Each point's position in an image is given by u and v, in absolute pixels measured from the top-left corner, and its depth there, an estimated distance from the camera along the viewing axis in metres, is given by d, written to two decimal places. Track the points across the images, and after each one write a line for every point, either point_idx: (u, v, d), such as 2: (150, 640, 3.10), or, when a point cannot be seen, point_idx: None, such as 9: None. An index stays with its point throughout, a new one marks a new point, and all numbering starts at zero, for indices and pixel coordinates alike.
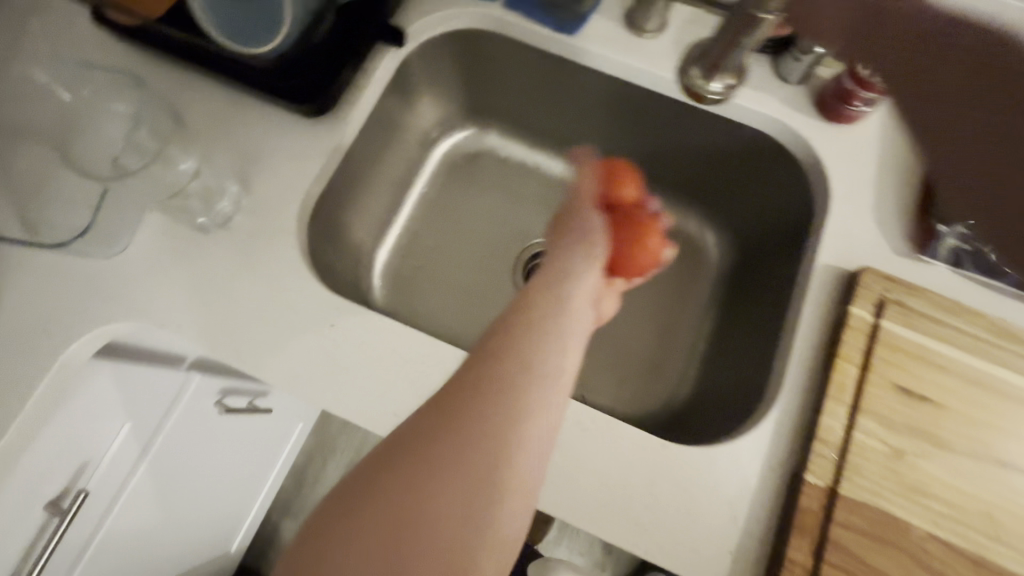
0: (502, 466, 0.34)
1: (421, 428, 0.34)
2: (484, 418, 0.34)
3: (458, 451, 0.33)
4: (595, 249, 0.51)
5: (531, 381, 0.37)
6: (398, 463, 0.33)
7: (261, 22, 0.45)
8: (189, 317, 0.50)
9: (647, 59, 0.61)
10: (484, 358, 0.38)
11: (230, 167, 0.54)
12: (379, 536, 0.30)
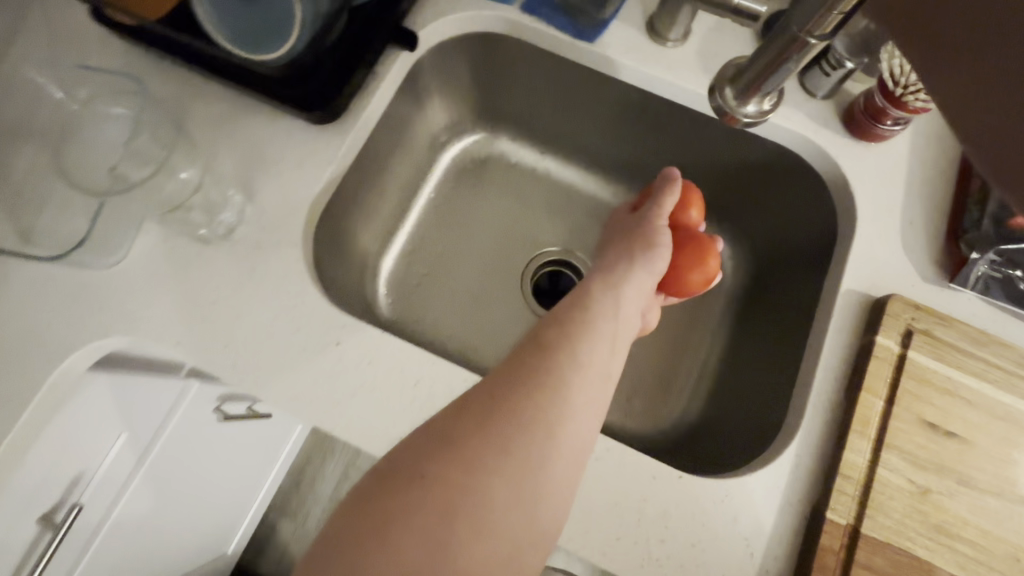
0: (528, 476, 0.34)
1: (454, 428, 0.35)
2: (523, 410, 0.36)
3: (496, 437, 0.34)
4: (657, 261, 0.48)
5: (568, 396, 0.37)
6: (440, 446, 0.34)
7: (272, 27, 0.42)
8: (189, 331, 0.48)
9: (669, 68, 0.58)
10: (524, 367, 0.38)
11: (234, 175, 0.51)
12: (402, 533, 0.31)
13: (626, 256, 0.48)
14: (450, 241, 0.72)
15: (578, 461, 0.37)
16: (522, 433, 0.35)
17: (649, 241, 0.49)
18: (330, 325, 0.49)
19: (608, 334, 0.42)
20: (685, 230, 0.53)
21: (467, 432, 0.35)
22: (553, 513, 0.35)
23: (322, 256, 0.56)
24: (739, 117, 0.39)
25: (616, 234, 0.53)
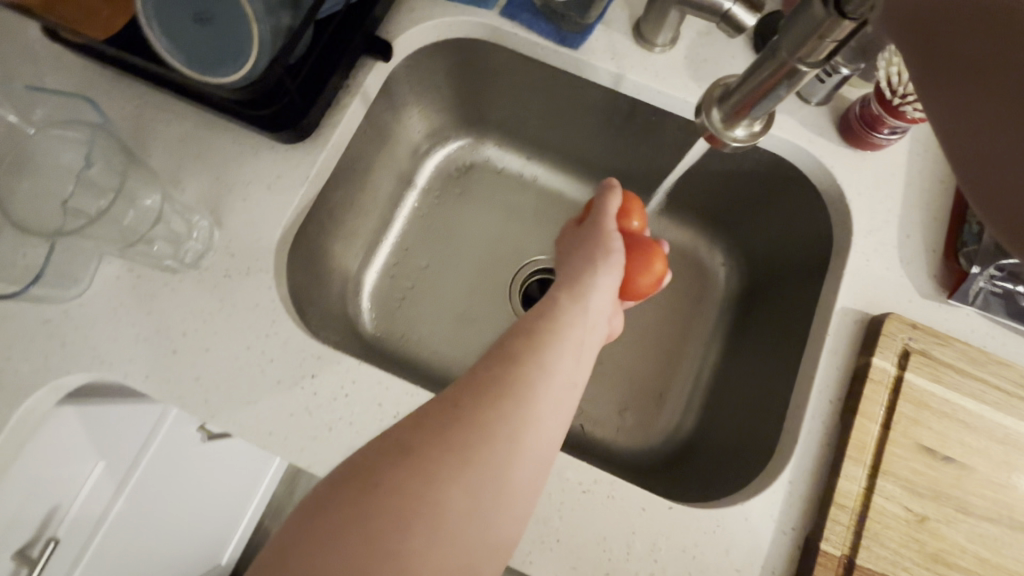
0: (486, 488, 0.31)
1: (414, 435, 0.32)
2: (487, 417, 0.33)
3: (455, 446, 0.31)
4: (614, 264, 0.45)
5: (534, 405, 0.35)
6: (394, 458, 0.31)
7: (230, 49, 0.40)
8: (156, 366, 0.46)
9: (657, 74, 0.56)
10: (488, 375, 0.35)
11: (201, 199, 0.50)
12: (352, 545, 0.27)
13: (579, 262, 0.45)
14: (434, 252, 0.70)
15: (539, 476, 0.34)
16: (486, 444, 0.32)
17: (602, 247, 0.46)
18: (305, 355, 0.47)
19: (575, 341, 0.39)
20: (627, 237, 0.49)
21: (427, 440, 0.31)
22: (510, 531, 0.32)
23: (297, 279, 0.53)
24: (727, 139, 0.37)
25: (566, 243, 0.49)
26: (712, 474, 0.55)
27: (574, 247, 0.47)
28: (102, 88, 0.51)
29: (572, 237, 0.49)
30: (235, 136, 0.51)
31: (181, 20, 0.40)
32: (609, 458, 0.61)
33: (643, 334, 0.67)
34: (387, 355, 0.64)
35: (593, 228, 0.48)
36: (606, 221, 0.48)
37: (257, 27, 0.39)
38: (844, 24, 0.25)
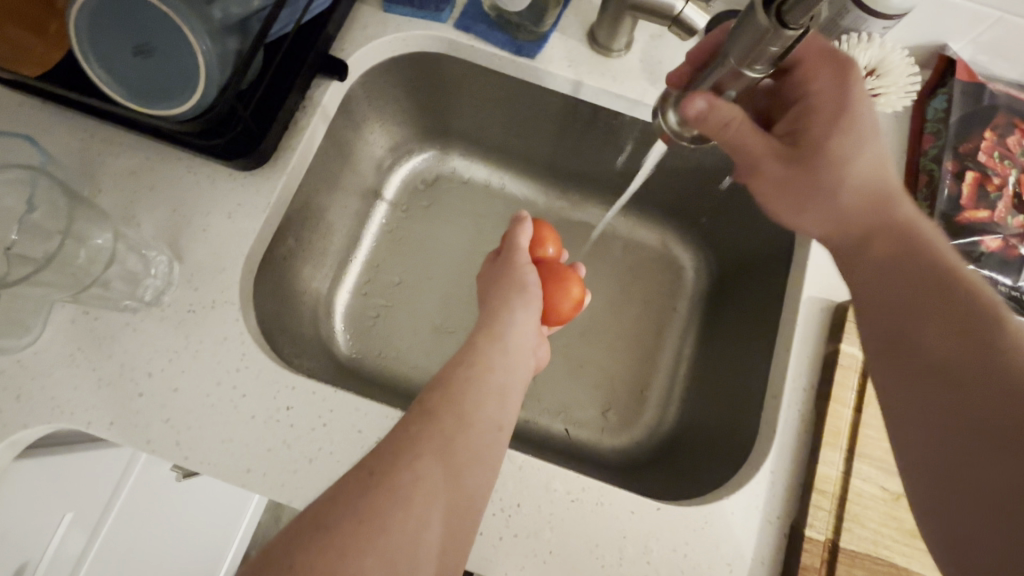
0: (412, 552, 0.32)
1: (334, 502, 0.32)
2: (408, 477, 0.34)
3: (371, 510, 0.32)
4: (530, 301, 0.49)
5: (454, 455, 0.36)
6: (304, 540, 0.30)
7: (176, 83, 0.39)
8: (120, 411, 0.44)
9: (612, 79, 0.56)
10: (404, 432, 0.37)
11: (158, 232, 0.48)
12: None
13: (494, 302, 0.49)
14: (406, 268, 0.69)
15: (462, 521, 0.36)
16: (407, 501, 0.33)
17: (519, 282, 0.50)
18: (271, 387, 0.45)
19: (489, 385, 0.42)
20: (545, 265, 0.53)
21: (350, 506, 0.32)
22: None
23: (265, 308, 0.52)
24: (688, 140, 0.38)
25: (487, 275, 0.53)
26: (697, 468, 0.55)
27: (489, 284, 0.52)
28: (44, 125, 0.49)
29: (490, 271, 0.53)
30: (189, 165, 0.50)
31: (121, 54, 0.38)
32: (594, 460, 0.61)
33: (619, 333, 0.68)
34: (364, 375, 0.63)
35: (507, 265, 0.52)
36: (519, 254, 0.52)
37: (202, 56, 0.37)
38: (788, 33, 0.26)
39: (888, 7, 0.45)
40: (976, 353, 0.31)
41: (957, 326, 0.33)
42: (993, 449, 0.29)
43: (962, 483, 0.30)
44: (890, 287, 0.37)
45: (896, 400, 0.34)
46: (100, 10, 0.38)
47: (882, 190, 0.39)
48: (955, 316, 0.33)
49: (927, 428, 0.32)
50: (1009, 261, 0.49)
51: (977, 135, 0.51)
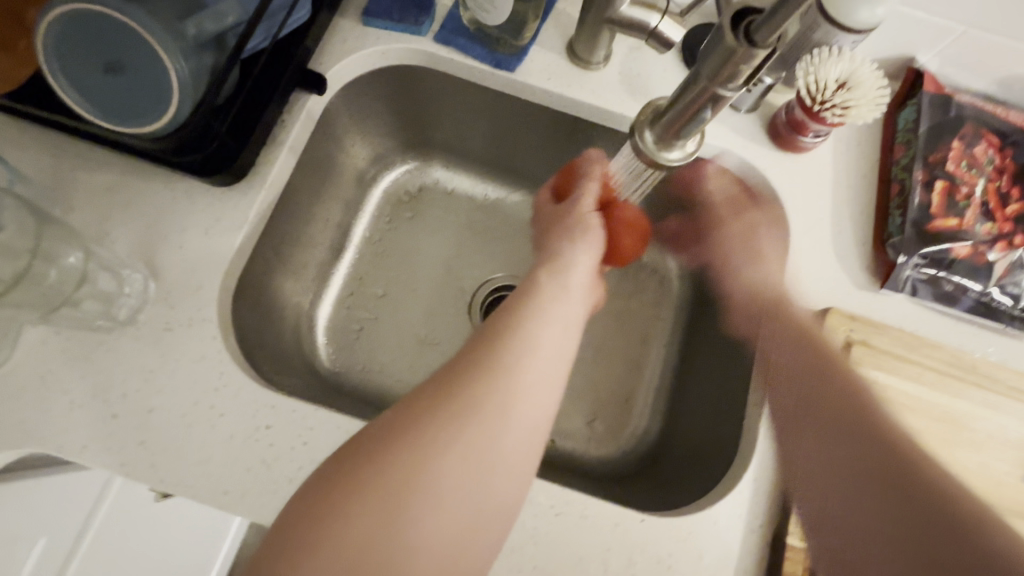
0: (474, 469, 0.33)
1: (409, 412, 0.35)
2: (470, 396, 0.35)
3: (433, 427, 0.34)
4: (592, 243, 0.50)
5: (514, 380, 0.37)
6: (361, 458, 0.33)
7: (146, 100, 0.38)
8: (94, 433, 0.43)
9: (591, 91, 0.57)
10: (476, 353, 0.38)
11: (133, 249, 0.47)
12: (354, 518, 0.30)
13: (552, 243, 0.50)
14: (389, 279, 0.68)
15: (538, 434, 0.37)
16: (476, 413, 0.35)
17: (582, 225, 0.51)
18: (249, 406, 0.45)
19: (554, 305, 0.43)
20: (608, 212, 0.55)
21: (424, 415, 0.34)
22: (514, 489, 0.35)
23: (245, 324, 0.51)
24: (659, 159, 0.37)
25: (546, 226, 0.54)
26: (682, 477, 0.55)
27: (551, 226, 0.53)
28: (13, 142, 0.48)
29: (550, 216, 0.54)
30: (164, 181, 0.49)
31: (89, 68, 0.37)
32: (580, 469, 0.61)
33: (604, 342, 0.68)
34: (346, 389, 0.62)
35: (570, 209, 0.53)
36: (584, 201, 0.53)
37: (175, 74, 0.37)
38: (758, 51, 0.26)
39: (854, 21, 0.47)
40: (842, 417, 0.45)
41: (837, 401, 0.46)
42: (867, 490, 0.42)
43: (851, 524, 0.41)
44: (794, 362, 0.50)
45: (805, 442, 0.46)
46: (65, 25, 0.37)
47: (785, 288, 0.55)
48: (834, 385, 0.47)
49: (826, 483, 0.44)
50: (977, 268, 0.50)
51: (946, 144, 0.52)
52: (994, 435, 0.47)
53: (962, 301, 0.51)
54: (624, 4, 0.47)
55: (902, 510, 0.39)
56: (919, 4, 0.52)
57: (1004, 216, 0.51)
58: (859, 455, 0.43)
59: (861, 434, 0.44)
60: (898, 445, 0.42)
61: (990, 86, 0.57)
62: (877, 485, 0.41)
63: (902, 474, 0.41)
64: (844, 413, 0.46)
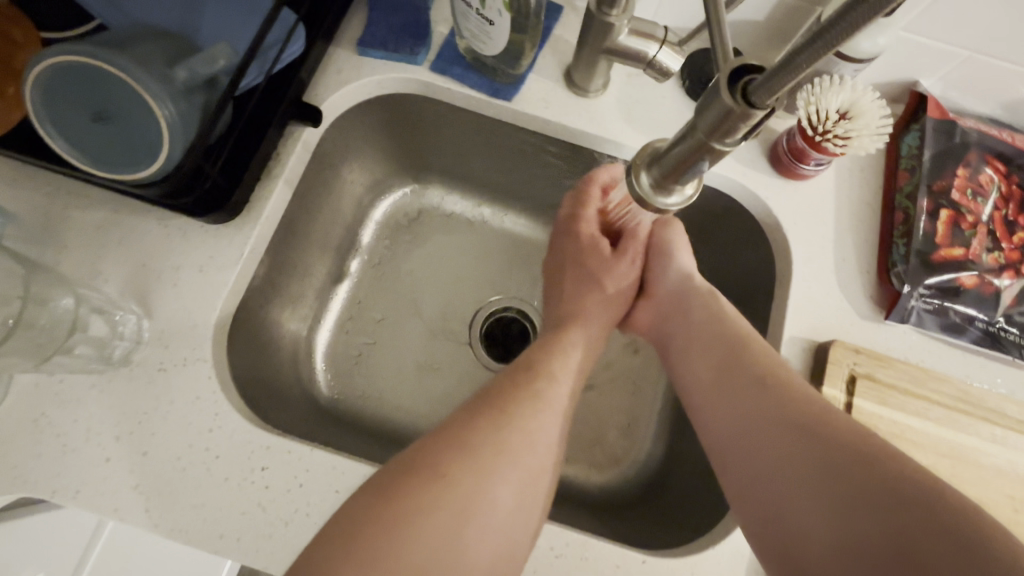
0: (525, 486, 0.37)
1: (464, 429, 0.37)
2: (528, 421, 0.39)
3: (498, 444, 0.37)
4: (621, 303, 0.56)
5: (556, 408, 0.42)
6: (425, 465, 0.35)
7: (137, 147, 0.38)
8: (85, 478, 0.42)
9: (589, 119, 0.56)
10: (523, 386, 0.42)
11: (127, 289, 0.47)
12: (421, 525, 0.32)
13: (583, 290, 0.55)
14: (388, 305, 0.67)
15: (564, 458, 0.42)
16: (530, 447, 0.39)
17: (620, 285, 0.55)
18: (243, 447, 0.44)
19: (581, 346, 0.49)
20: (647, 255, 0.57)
21: (483, 436, 0.37)
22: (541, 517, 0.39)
23: (241, 359, 0.51)
24: (655, 204, 0.36)
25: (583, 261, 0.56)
26: (686, 510, 0.54)
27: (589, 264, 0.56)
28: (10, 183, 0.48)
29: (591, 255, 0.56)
30: (159, 218, 0.49)
31: (79, 121, 0.37)
32: (582, 499, 0.60)
33: (604, 366, 0.67)
34: (345, 419, 0.61)
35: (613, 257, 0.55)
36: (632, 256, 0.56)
37: (165, 119, 0.37)
38: (754, 113, 0.26)
39: (856, 50, 0.47)
40: (762, 382, 0.42)
41: (748, 378, 0.43)
42: (786, 458, 0.38)
43: (768, 497, 0.38)
44: (705, 338, 0.48)
45: (715, 415, 0.44)
46: (56, 82, 0.37)
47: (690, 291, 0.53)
48: (739, 367, 0.44)
49: (747, 456, 0.40)
50: (984, 298, 0.50)
51: (950, 171, 0.52)
52: (1004, 471, 0.46)
53: (969, 332, 0.50)
54: (621, 35, 0.47)
55: (827, 477, 0.35)
56: (922, 32, 0.51)
57: (1010, 244, 0.51)
58: (775, 433, 0.39)
59: (775, 408, 0.40)
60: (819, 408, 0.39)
61: (996, 109, 0.56)
62: (799, 447, 0.37)
63: (823, 439, 0.37)
64: (747, 396, 0.42)
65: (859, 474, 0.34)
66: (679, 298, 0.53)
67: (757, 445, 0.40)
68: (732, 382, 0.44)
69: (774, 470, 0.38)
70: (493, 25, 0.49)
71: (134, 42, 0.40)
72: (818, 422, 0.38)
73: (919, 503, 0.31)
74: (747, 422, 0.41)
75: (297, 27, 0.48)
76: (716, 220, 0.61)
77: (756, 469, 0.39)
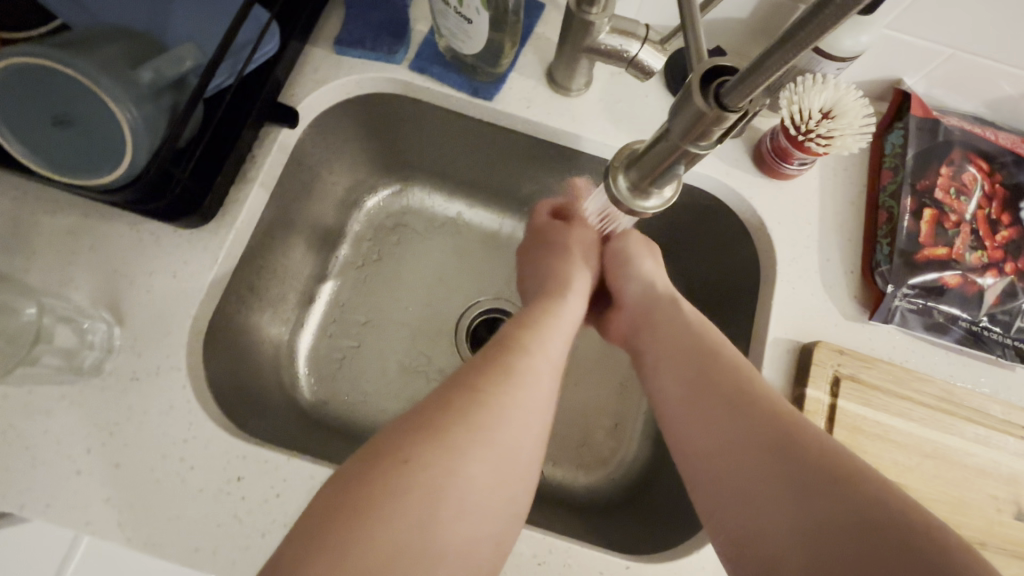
0: (511, 471, 0.36)
1: (440, 410, 0.36)
2: (512, 401, 0.38)
3: (479, 425, 0.35)
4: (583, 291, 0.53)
5: (538, 382, 0.40)
6: (400, 447, 0.33)
7: (102, 153, 0.37)
8: (55, 492, 0.41)
9: (571, 118, 0.55)
10: (500, 363, 0.40)
11: (96, 296, 0.46)
12: (392, 512, 0.31)
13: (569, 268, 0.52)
14: (372, 306, 0.66)
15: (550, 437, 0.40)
16: (501, 422, 0.36)
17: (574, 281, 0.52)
18: (219, 456, 0.43)
19: (564, 322, 0.47)
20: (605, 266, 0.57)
21: (450, 414, 0.35)
22: (526, 497, 0.37)
23: (218, 365, 0.50)
24: (633, 207, 0.36)
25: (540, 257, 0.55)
26: (673, 513, 0.54)
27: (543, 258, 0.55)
28: None
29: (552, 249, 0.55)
30: (131, 223, 0.48)
31: (37, 124, 0.36)
32: (569, 501, 0.60)
33: (590, 366, 0.67)
34: (329, 423, 0.60)
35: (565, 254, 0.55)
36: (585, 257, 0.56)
37: (129, 124, 0.36)
38: (728, 115, 0.26)
39: (837, 48, 0.47)
40: (740, 398, 0.40)
41: (719, 392, 0.41)
42: (759, 478, 0.36)
43: (731, 515, 0.36)
44: (678, 347, 0.46)
45: (685, 426, 0.42)
46: (14, 84, 0.36)
47: (659, 300, 0.51)
48: (717, 379, 0.42)
49: (717, 472, 0.38)
50: (967, 297, 0.49)
51: (933, 170, 0.51)
52: (988, 470, 0.46)
53: (953, 331, 0.50)
54: (602, 34, 0.46)
55: (802, 500, 0.34)
56: (905, 30, 0.50)
57: (994, 243, 0.50)
58: (749, 450, 0.37)
59: (748, 422, 0.39)
60: (798, 431, 0.37)
61: (979, 107, 0.56)
62: (776, 468, 0.36)
63: (797, 457, 0.36)
64: (722, 408, 0.40)
65: (842, 495, 0.33)
66: (644, 305, 0.52)
67: (725, 462, 0.38)
68: (705, 394, 0.42)
69: (744, 490, 0.36)
70: (471, 24, 0.48)
71: (97, 43, 0.38)
72: (798, 445, 0.36)
73: (896, 527, 0.30)
74: (720, 437, 0.39)
75: (269, 26, 0.47)
76: (702, 218, 0.61)
77: (726, 487, 0.37)
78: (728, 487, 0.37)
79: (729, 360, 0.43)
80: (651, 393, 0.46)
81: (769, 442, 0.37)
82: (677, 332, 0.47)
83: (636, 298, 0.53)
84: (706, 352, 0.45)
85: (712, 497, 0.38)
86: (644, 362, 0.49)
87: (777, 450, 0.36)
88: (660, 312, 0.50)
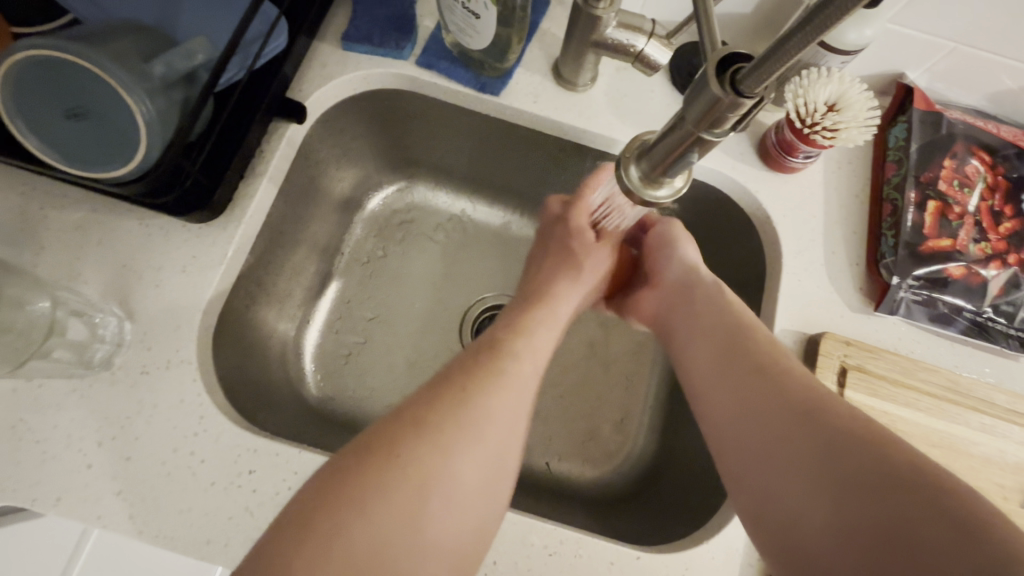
0: (500, 468, 0.35)
1: (428, 410, 0.35)
2: (500, 399, 0.37)
3: (464, 425, 0.35)
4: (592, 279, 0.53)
5: (525, 381, 0.39)
6: (384, 446, 0.32)
7: (114, 146, 0.37)
8: (66, 484, 0.41)
9: (577, 113, 0.56)
10: (488, 362, 0.39)
11: (107, 290, 0.46)
12: (377, 510, 0.30)
13: (562, 271, 0.51)
14: (377, 302, 0.66)
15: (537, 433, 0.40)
16: (490, 421, 0.36)
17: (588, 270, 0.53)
18: (230, 450, 0.43)
19: (553, 318, 0.47)
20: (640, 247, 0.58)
21: (442, 413, 0.35)
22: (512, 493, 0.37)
23: (228, 360, 0.50)
24: (645, 198, 0.36)
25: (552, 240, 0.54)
26: (682, 504, 0.54)
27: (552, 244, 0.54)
28: None
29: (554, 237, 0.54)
30: (141, 217, 0.48)
31: (49, 115, 0.37)
32: (576, 494, 0.60)
33: (596, 361, 0.67)
34: (336, 419, 0.60)
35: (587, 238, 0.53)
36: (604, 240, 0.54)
37: (141, 117, 0.36)
38: (744, 102, 0.26)
39: (841, 42, 0.47)
40: (765, 368, 0.41)
41: (748, 363, 0.43)
42: (783, 442, 0.37)
43: (755, 476, 0.38)
44: (706, 321, 0.48)
45: (712, 395, 0.43)
46: (25, 75, 0.36)
47: (689, 274, 0.53)
48: (744, 349, 0.44)
49: (742, 436, 0.40)
50: (972, 288, 0.50)
51: (936, 163, 0.52)
52: (993, 460, 0.47)
53: (958, 322, 0.50)
54: (609, 28, 0.46)
55: (820, 463, 0.35)
56: (909, 24, 0.51)
57: (997, 235, 0.51)
58: (773, 417, 0.39)
59: (772, 391, 0.40)
60: (823, 398, 0.38)
61: (982, 101, 0.57)
62: (797, 432, 0.37)
63: (823, 427, 0.36)
64: (747, 377, 0.42)
65: (863, 457, 0.33)
66: (680, 283, 0.53)
67: (752, 427, 0.39)
68: (732, 364, 0.43)
69: (769, 452, 0.38)
70: (479, 19, 0.48)
71: (109, 37, 0.39)
72: (824, 412, 0.37)
73: (917, 495, 0.30)
74: (751, 401, 0.41)
75: (279, 22, 0.47)
76: (707, 213, 0.62)
77: (752, 449, 0.39)
78: (752, 450, 0.39)
79: (760, 334, 0.44)
80: (680, 366, 0.48)
81: (794, 409, 0.38)
82: (708, 307, 0.49)
83: (670, 277, 0.54)
84: (734, 327, 0.46)
85: (737, 457, 0.40)
86: (676, 337, 0.50)
87: (801, 416, 0.38)
88: (694, 289, 0.51)
